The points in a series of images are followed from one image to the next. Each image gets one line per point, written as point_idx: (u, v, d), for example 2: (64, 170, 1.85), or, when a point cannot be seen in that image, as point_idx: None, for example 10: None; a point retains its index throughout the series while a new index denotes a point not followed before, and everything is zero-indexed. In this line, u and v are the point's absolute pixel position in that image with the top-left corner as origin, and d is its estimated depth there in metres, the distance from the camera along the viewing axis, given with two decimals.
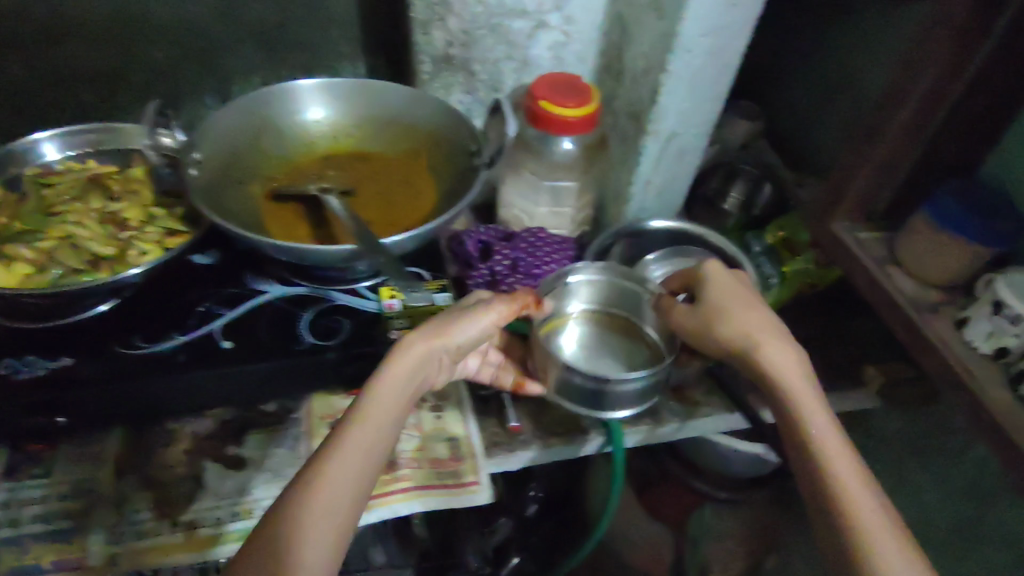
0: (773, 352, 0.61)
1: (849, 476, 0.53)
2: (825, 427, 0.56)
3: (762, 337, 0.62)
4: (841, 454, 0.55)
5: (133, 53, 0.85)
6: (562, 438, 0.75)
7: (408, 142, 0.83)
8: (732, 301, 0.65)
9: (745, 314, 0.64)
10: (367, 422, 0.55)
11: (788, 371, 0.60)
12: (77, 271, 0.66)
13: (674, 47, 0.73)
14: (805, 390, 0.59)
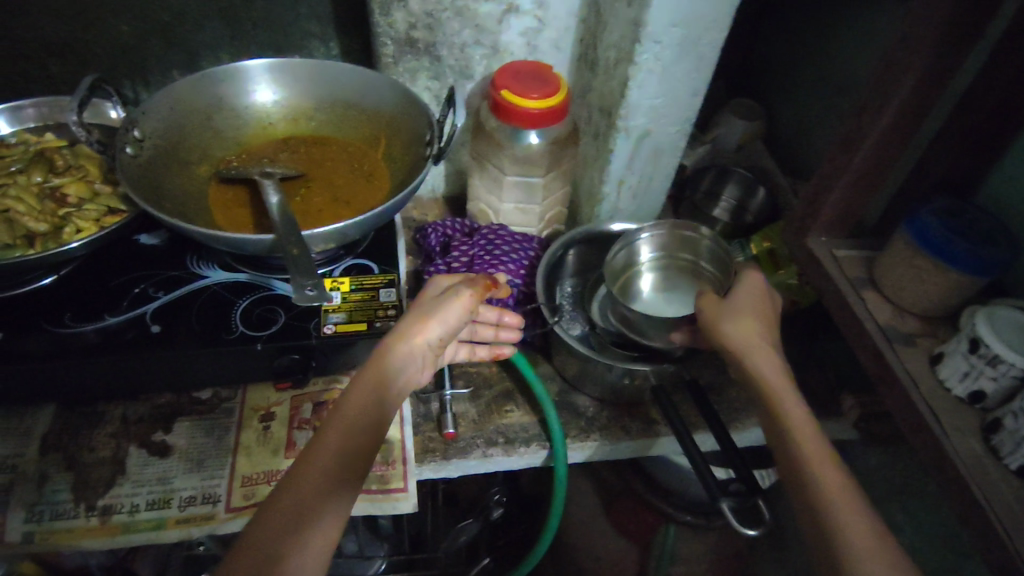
0: (765, 361, 0.54)
1: (845, 500, 0.45)
2: (818, 445, 0.48)
3: (755, 344, 0.55)
4: (836, 479, 0.46)
5: (98, 26, 0.84)
6: (501, 449, 0.72)
7: (366, 130, 0.81)
8: (749, 307, 0.57)
9: (741, 317, 0.56)
10: (341, 424, 0.50)
11: (779, 380, 0.53)
12: (9, 246, 0.65)
13: (640, 36, 0.68)
14: (797, 401, 0.51)
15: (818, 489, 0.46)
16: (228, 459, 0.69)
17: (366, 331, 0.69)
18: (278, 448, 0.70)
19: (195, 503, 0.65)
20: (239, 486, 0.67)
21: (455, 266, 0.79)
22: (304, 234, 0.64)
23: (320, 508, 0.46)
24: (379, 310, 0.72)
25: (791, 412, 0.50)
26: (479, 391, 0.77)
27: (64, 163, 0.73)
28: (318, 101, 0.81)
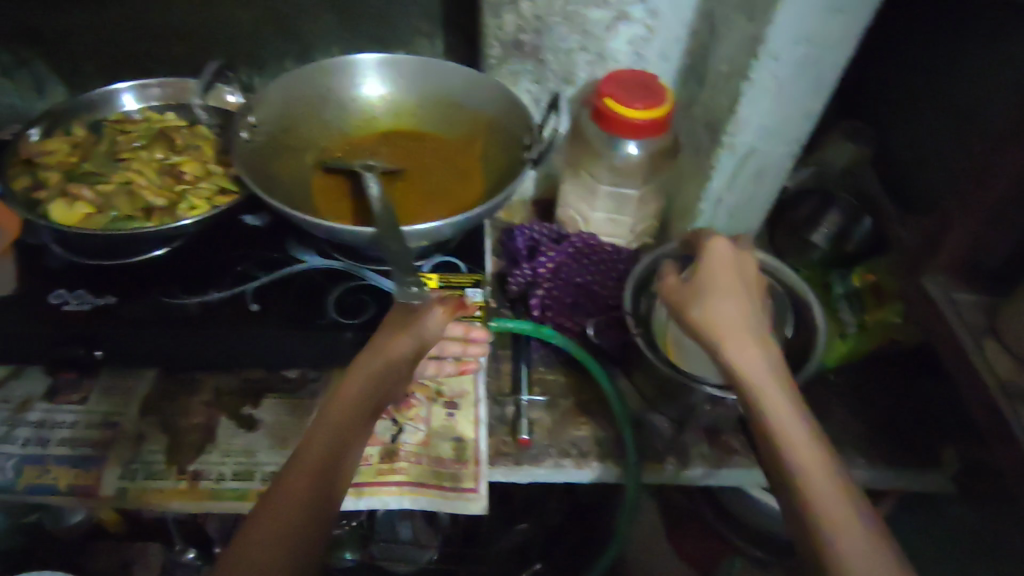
0: (736, 341, 0.52)
1: (825, 487, 0.44)
2: (798, 429, 0.47)
3: (726, 325, 0.53)
4: (818, 468, 0.45)
5: (223, 14, 0.88)
6: (574, 461, 0.71)
7: (465, 129, 0.80)
8: (712, 284, 0.57)
9: (711, 300, 0.55)
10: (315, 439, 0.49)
11: (752, 361, 0.51)
12: (129, 217, 0.69)
13: (759, 52, 0.66)
14: (767, 379, 0.50)
15: (801, 480, 0.45)
16: None
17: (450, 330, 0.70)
18: None
19: None
20: None
21: (541, 271, 0.79)
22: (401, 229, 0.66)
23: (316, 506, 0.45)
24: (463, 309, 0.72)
25: (768, 399, 0.49)
26: (556, 400, 0.76)
27: (183, 142, 0.77)
28: (422, 99, 0.82)
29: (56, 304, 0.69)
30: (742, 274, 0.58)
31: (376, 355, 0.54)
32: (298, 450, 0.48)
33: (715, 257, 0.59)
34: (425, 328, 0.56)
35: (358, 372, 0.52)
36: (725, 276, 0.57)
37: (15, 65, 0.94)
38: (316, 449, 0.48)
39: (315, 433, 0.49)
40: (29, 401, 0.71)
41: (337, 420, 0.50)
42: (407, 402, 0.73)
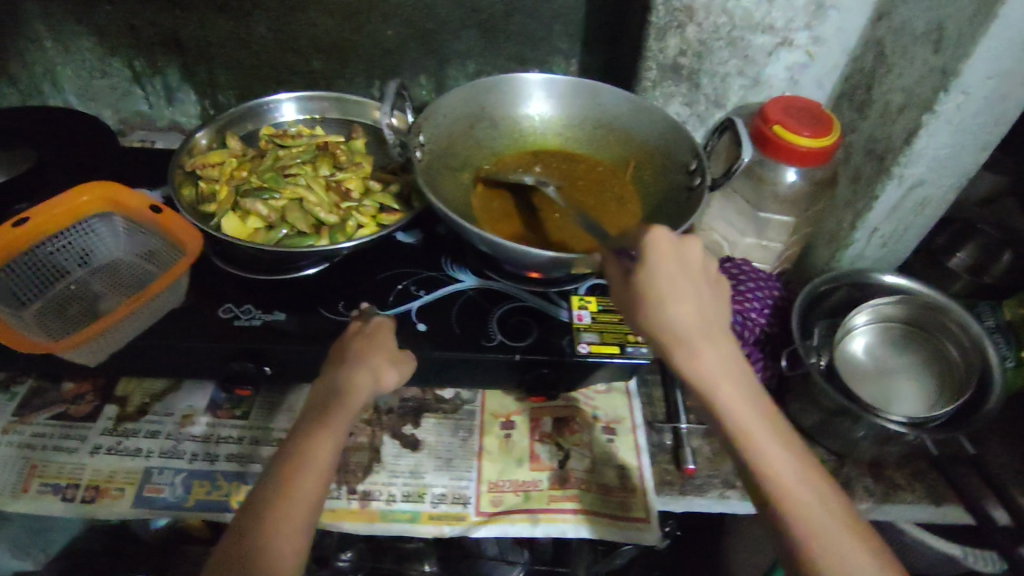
0: (697, 357, 0.51)
1: (829, 528, 0.47)
2: (789, 467, 0.49)
3: (708, 345, 0.51)
4: (803, 489, 0.49)
5: (368, 30, 0.89)
6: (740, 493, 0.70)
7: (615, 152, 0.80)
8: (665, 282, 0.51)
9: (692, 303, 0.51)
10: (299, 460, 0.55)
11: (725, 384, 0.51)
12: (301, 234, 0.71)
13: (950, 86, 0.65)
14: (734, 392, 0.51)
15: (790, 518, 0.48)
16: (474, 462, 0.70)
17: (619, 356, 0.69)
18: (523, 458, 0.71)
19: (446, 502, 0.67)
20: (487, 492, 0.68)
21: None
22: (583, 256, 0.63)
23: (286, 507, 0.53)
24: (628, 334, 0.71)
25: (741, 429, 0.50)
26: (713, 428, 0.76)
27: (344, 159, 0.78)
28: (572, 120, 0.81)
29: (227, 318, 0.69)
30: (687, 256, 0.51)
31: (347, 364, 0.62)
32: (275, 458, 0.56)
33: (660, 247, 0.51)
34: (389, 346, 0.65)
35: (325, 373, 0.61)
36: (679, 264, 0.51)
37: (150, 73, 0.95)
38: (284, 460, 0.56)
39: (300, 445, 0.56)
40: (192, 415, 0.71)
41: (300, 430, 0.58)
42: (570, 426, 0.73)
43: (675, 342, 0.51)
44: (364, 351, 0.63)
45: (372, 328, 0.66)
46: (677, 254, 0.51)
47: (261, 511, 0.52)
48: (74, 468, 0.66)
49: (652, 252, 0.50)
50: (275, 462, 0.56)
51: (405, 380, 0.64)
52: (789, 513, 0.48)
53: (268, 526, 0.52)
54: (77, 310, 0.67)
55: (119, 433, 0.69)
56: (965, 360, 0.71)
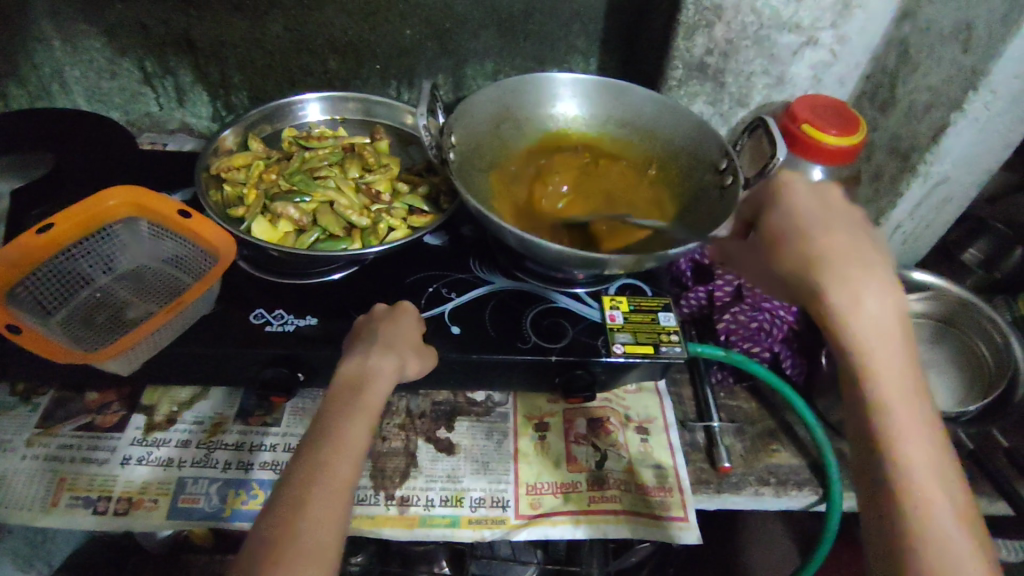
0: (847, 296, 0.51)
1: (939, 498, 0.45)
2: (921, 430, 0.48)
3: (871, 293, 0.51)
4: (922, 438, 0.47)
5: (386, 29, 0.88)
6: (774, 490, 0.70)
7: (641, 150, 0.79)
8: (812, 223, 0.56)
9: (845, 249, 0.54)
10: (334, 440, 0.55)
11: (879, 334, 0.50)
12: (333, 237, 0.70)
13: (979, 85, 0.66)
14: (886, 339, 0.50)
15: (901, 474, 0.46)
16: (511, 465, 0.70)
17: (654, 355, 0.69)
18: (559, 460, 0.70)
19: (485, 505, 0.67)
20: (525, 494, 0.68)
21: (720, 295, 0.80)
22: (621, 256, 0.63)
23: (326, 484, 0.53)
24: (662, 334, 0.71)
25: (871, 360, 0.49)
26: (743, 426, 0.76)
27: (373, 160, 0.78)
28: (599, 121, 0.81)
29: (260, 323, 0.67)
30: (833, 202, 0.58)
31: (375, 347, 0.62)
32: (305, 440, 0.56)
33: (789, 194, 0.60)
34: (411, 336, 0.66)
35: (351, 357, 0.62)
36: (832, 214, 0.57)
37: (160, 73, 0.93)
38: (319, 439, 0.55)
39: (334, 423, 0.57)
40: (222, 423, 0.69)
41: (327, 412, 0.58)
42: (605, 426, 0.73)
43: (815, 274, 0.53)
44: (385, 338, 0.64)
45: (394, 310, 0.68)
46: (828, 208, 0.58)
47: (303, 487, 0.52)
48: (105, 481, 0.65)
49: (787, 194, 0.59)
50: (306, 444, 0.55)
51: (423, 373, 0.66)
52: (903, 467, 0.46)
53: (310, 502, 0.51)
54: (104, 318, 0.67)
55: (149, 443, 0.68)
56: (995, 359, 0.72)
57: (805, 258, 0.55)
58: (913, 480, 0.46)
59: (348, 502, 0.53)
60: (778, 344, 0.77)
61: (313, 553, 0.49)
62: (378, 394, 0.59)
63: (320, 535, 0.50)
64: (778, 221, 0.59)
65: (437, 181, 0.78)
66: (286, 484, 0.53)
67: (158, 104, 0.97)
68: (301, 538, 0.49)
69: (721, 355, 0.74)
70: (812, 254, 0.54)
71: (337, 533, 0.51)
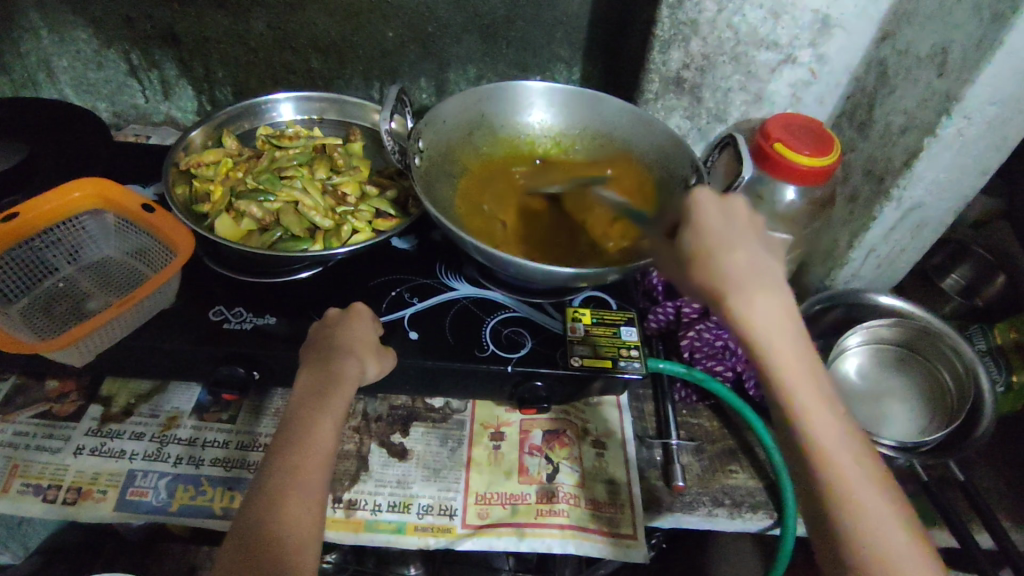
0: (749, 308, 0.47)
1: (874, 503, 0.44)
2: (835, 433, 0.46)
3: (759, 297, 0.47)
4: (848, 456, 0.45)
5: (369, 31, 0.88)
6: (727, 511, 0.69)
7: (611, 162, 0.79)
8: (716, 235, 0.49)
9: (748, 260, 0.48)
10: (302, 443, 0.56)
11: (778, 336, 0.47)
12: (296, 237, 0.71)
13: (952, 110, 0.64)
14: (792, 356, 0.47)
15: (834, 489, 0.45)
16: (462, 473, 0.70)
17: (611, 370, 0.67)
18: (511, 471, 0.70)
19: (432, 513, 0.67)
20: (474, 504, 0.68)
21: (687, 311, 0.78)
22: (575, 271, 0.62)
23: (297, 485, 0.54)
24: (622, 349, 0.70)
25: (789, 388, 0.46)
26: (702, 445, 0.75)
27: (343, 162, 0.79)
28: (571, 130, 0.81)
29: (217, 320, 0.68)
30: (734, 210, 0.51)
31: (335, 350, 0.62)
32: (270, 449, 0.56)
33: (704, 209, 0.50)
34: (372, 337, 0.66)
35: (317, 358, 0.62)
36: (732, 223, 0.50)
37: (146, 67, 0.94)
38: (282, 449, 0.56)
39: (297, 431, 0.57)
40: (177, 417, 0.70)
41: (289, 419, 0.58)
42: (560, 439, 0.73)
43: (727, 293, 0.47)
44: (351, 341, 0.63)
45: (348, 312, 0.67)
46: (730, 220, 0.50)
47: (274, 497, 0.53)
48: (57, 469, 0.65)
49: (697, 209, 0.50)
50: (276, 444, 0.56)
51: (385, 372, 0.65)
52: (833, 479, 0.45)
53: (282, 510, 0.52)
54: (63, 309, 0.66)
55: (102, 434, 0.68)
56: (958, 388, 0.71)
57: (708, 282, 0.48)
58: (845, 491, 0.44)
59: (318, 505, 0.55)
60: (740, 364, 0.77)
61: (292, 560, 0.51)
62: (341, 397, 0.59)
63: (297, 541, 0.52)
64: (693, 245, 0.49)
65: (407, 185, 0.80)
66: (255, 484, 0.54)
67: (144, 96, 0.98)
68: (278, 548, 0.51)
69: (683, 372, 0.73)
70: (729, 274, 0.47)
71: (310, 537, 0.53)
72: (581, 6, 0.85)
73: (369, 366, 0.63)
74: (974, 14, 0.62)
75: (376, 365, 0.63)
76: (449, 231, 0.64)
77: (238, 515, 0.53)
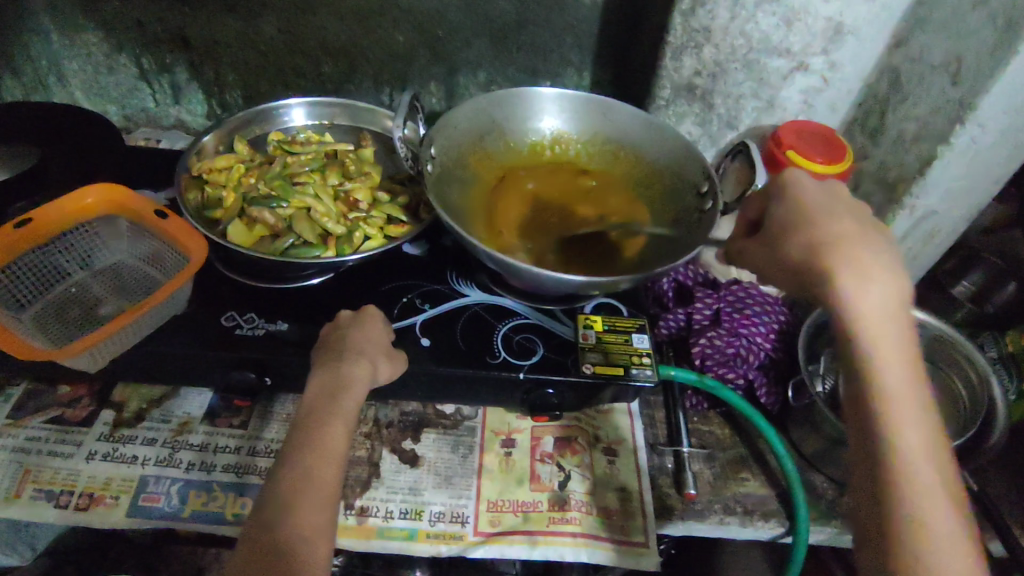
0: (858, 288, 0.47)
1: (940, 503, 0.43)
2: (923, 426, 0.45)
3: (876, 282, 0.47)
4: (925, 457, 0.44)
5: (380, 36, 0.88)
6: (739, 519, 0.69)
7: (622, 168, 0.79)
8: (824, 214, 0.51)
9: (861, 243, 0.49)
10: (316, 446, 0.56)
11: (880, 325, 0.47)
12: (308, 243, 0.72)
13: (966, 119, 0.64)
14: (892, 347, 0.46)
15: (904, 479, 0.44)
16: (474, 480, 0.70)
17: (623, 377, 0.67)
18: (522, 478, 0.70)
19: (444, 520, 0.67)
20: (485, 511, 0.67)
21: (697, 318, 0.78)
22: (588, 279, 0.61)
23: (310, 488, 0.53)
24: (634, 356, 0.69)
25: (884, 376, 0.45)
26: (714, 452, 0.75)
27: (355, 168, 0.80)
28: (579, 134, 0.81)
29: (230, 326, 0.68)
30: (837, 197, 0.53)
31: (348, 352, 0.62)
32: (283, 451, 0.56)
33: (795, 185, 0.54)
34: (383, 341, 0.66)
35: (328, 362, 0.62)
36: (836, 204, 0.52)
37: (157, 70, 0.94)
38: (296, 451, 0.56)
39: (311, 433, 0.57)
40: (189, 423, 0.70)
41: (302, 421, 0.58)
42: (572, 446, 0.73)
43: (835, 268, 0.48)
44: (361, 343, 0.64)
45: (359, 315, 0.67)
46: (834, 202, 0.52)
47: (288, 499, 0.53)
48: (69, 474, 0.65)
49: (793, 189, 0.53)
50: (288, 448, 0.56)
51: (396, 377, 0.65)
52: (904, 469, 0.44)
53: (297, 511, 0.52)
54: (77, 314, 0.66)
55: (115, 439, 0.68)
56: (971, 398, 0.71)
57: (813, 258, 0.49)
58: (915, 485, 0.43)
59: (331, 507, 0.55)
60: (752, 372, 0.76)
61: (306, 559, 0.50)
62: (354, 398, 0.59)
63: (310, 541, 0.52)
64: (784, 219, 0.53)
65: (417, 191, 0.80)
66: (268, 487, 0.54)
67: (154, 100, 0.98)
68: (293, 547, 0.50)
69: (693, 380, 0.73)
70: (831, 243, 0.49)
71: (323, 538, 0.53)
72: (592, 12, 0.85)
73: (381, 370, 0.63)
74: (989, 23, 0.62)
75: (386, 370, 0.63)
76: (460, 238, 0.64)
77: (252, 517, 0.52)
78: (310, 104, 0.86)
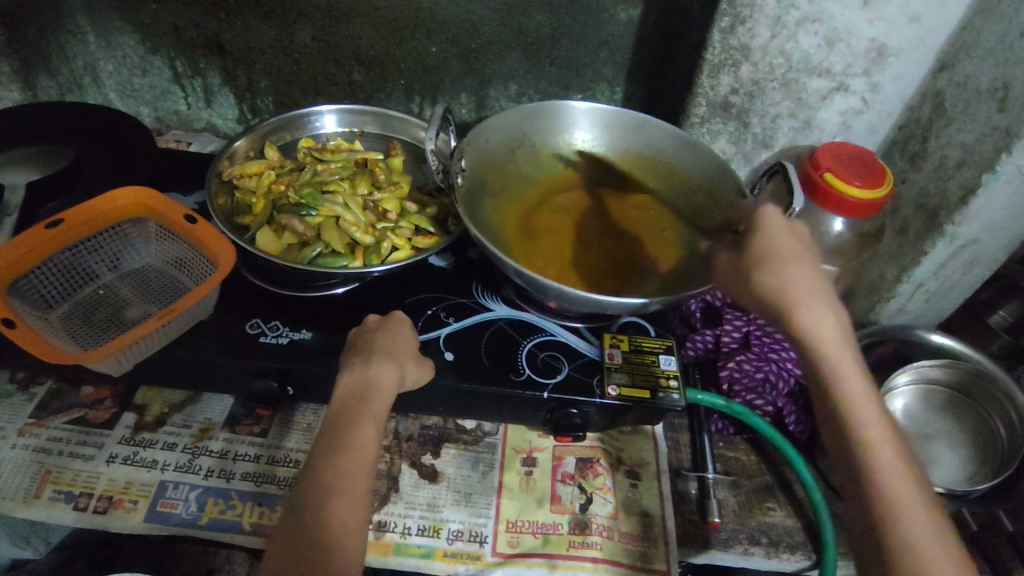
0: (812, 320, 0.48)
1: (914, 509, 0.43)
2: (883, 432, 0.46)
3: (825, 310, 0.48)
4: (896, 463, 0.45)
5: (414, 47, 0.88)
6: (764, 551, 0.67)
7: (657, 186, 0.77)
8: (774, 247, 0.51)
9: (808, 278, 0.49)
10: (345, 448, 0.55)
11: (834, 350, 0.47)
12: (335, 253, 0.72)
13: (1013, 146, 0.62)
14: (848, 363, 0.47)
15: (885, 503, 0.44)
16: (493, 499, 0.68)
17: (650, 400, 0.65)
18: (543, 499, 0.69)
19: (462, 539, 0.65)
20: (505, 531, 0.66)
21: (725, 342, 0.77)
22: (612, 301, 0.60)
23: (336, 488, 0.53)
24: (661, 379, 0.67)
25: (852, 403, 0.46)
26: (739, 479, 0.73)
27: (385, 178, 0.80)
28: (610, 151, 0.79)
29: (255, 333, 0.67)
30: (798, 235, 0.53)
31: (375, 356, 0.61)
32: (312, 455, 0.55)
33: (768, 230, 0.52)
34: (411, 346, 0.65)
35: (354, 365, 0.61)
36: (795, 246, 0.51)
37: (190, 74, 0.94)
38: (322, 459, 0.54)
39: (337, 438, 0.56)
40: (209, 429, 0.70)
41: (331, 425, 0.57)
42: (594, 468, 0.71)
43: (793, 306, 0.48)
44: (388, 347, 0.63)
45: (390, 320, 0.67)
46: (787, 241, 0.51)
47: (316, 502, 0.52)
48: (89, 477, 0.65)
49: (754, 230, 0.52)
50: (315, 452, 0.55)
51: (423, 384, 0.64)
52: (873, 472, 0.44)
53: (324, 516, 0.51)
54: (103, 316, 0.66)
55: (136, 443, 0.68)
56: (1010, 437, 0.69)
57: (775, 295, 0.49)
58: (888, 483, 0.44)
59: (363, 512, 0.54)
60: (781, 400, 0.74)
61: (342, 560, 0.50)
62: (382, 403, 0.58)
63: (343, 545, 0.51)
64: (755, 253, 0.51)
65: (446, 203, 0.81)
66: (296, 489, 0.53)
67: (186, 103, 0.98)
68: (327, 547, 0.50)
69: (721, 405, 0.71)
70: (798, 283, 0.48)
71: (354, 542, 0.52)
72: (627, 26, 0.84)
73: (409, 374, 0.62)
74: None
75: (413, 374, 0.62)
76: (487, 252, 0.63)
77: (282, 517, 0.52)
78: (343, 111, 0.87)
